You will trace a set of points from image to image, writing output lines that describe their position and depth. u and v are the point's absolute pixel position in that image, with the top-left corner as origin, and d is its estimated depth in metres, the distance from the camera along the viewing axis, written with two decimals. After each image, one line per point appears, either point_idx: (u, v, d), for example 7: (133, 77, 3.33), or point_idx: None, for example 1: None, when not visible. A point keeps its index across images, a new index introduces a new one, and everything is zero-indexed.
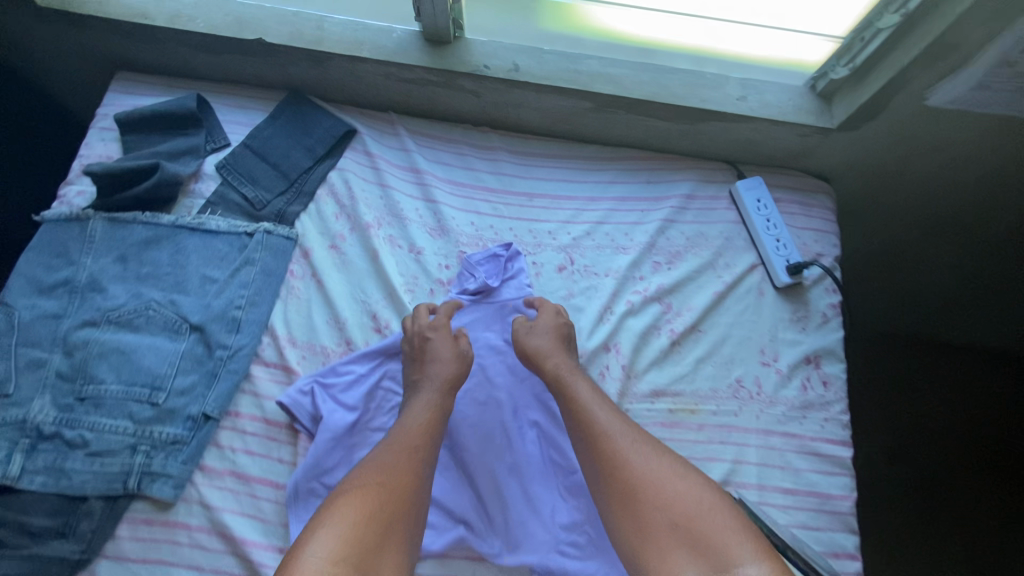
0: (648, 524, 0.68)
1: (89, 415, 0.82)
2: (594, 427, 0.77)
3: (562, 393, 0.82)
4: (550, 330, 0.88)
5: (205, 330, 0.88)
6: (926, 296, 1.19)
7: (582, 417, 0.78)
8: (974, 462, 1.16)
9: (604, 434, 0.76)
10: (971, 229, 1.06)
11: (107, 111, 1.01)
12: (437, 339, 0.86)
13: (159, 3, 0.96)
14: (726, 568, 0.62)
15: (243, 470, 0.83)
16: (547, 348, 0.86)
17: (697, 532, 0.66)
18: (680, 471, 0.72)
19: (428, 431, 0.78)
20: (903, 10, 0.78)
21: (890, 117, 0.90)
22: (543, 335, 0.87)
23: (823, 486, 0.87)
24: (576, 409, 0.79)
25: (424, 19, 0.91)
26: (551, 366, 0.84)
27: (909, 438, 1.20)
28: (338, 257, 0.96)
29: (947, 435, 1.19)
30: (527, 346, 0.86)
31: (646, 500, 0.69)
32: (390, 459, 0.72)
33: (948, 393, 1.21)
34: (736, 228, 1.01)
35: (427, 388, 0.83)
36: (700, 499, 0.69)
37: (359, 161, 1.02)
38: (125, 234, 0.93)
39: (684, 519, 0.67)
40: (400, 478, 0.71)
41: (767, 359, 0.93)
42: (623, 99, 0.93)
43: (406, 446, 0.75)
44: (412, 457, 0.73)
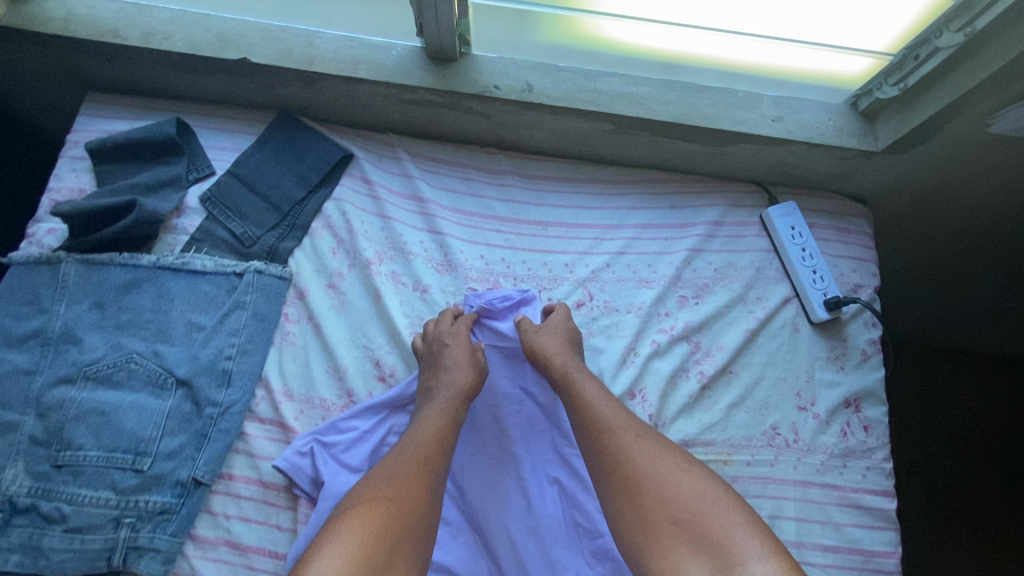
0: (648, 518, 0.62)
1: (67, 485, 0.74)
2: (597, 420, 0.71)
3: (566, 391, 0.75)
4: (557, 328, 0.82)
5: (193, 385, 0.80)
6: (960, 306, 1.17)
7: (583, 411, 0.72)
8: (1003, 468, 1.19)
9: (605, 428, 0.69)
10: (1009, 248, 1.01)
11: (78, 138, 0.92)
12: (456, 347, 0.79)
13: (132, 19, 0.87)
14: (730, 567, 0.56)
15: (238, 539, 0.76)
16: (556, 348, 0.79)
17: (700, 529, 0.59)
18: (683, 465, 0.66)
19: (444, 440, 0.71)
20: (967, 30, 0.69)
21: (942, 140, 0.82)
22: (552, 334, 0.81)
23: (866, 543, 0.81)
24: (578, 403, 0.73)
25: (427, 37, 0.82)
26: (557, 364, 0.77)
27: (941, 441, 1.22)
28: (336, 297, 0.88)
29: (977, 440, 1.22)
30: (532, 345, 0.80)
31: (646, 494, 0.63)
32: (400, 469, 0.66)
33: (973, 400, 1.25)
34: (768, 257, 0.94)
35: (440, 396, 0.76)
36: (704, 492, 0.62)
37: (357, 190, 0.93)
38: (102, 278, 0.84)
39: (686, 513, 0.61)
40: (413, 492, 0.64)
41: (804, 402, 0.86)
42: (649, 121, 0.86)
43: (419, 455, 0.68)
44: (424, 467, 0.67)
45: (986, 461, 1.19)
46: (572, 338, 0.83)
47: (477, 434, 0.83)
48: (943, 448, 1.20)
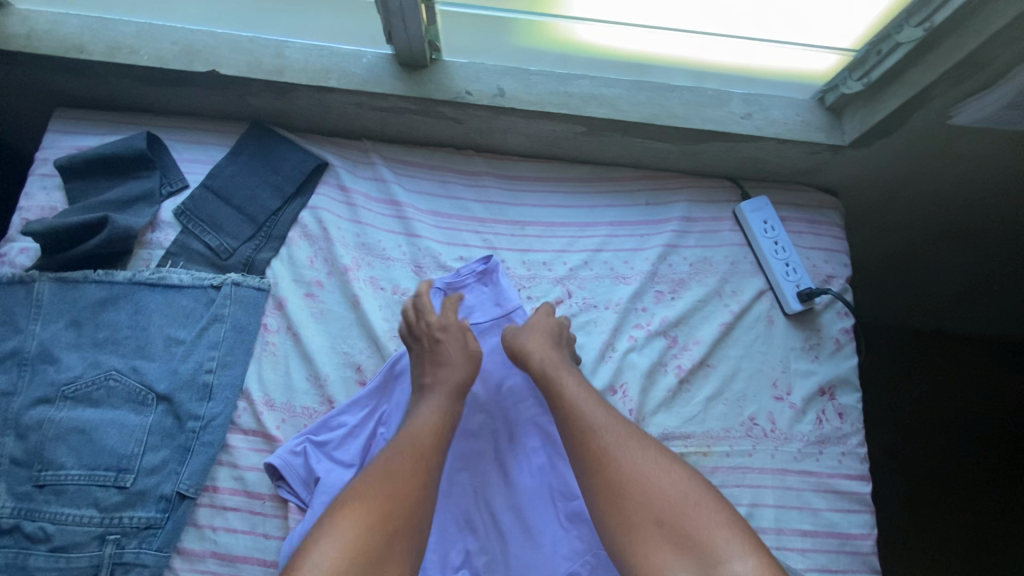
0: (632, 519, 0.62)
1: (50, 504, 0.74)
2: (581, 421, 0.70)
3: (548, 387, 0.76)
4: (544, 328, 0.82)
5: (174, 400, 0.80)
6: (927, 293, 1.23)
7: (569, 411, 0.72)
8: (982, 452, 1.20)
9: (589, 429, 0.69)
10: (970, 235, 1.07)
11: (47, 155, 0.91)
12: (449, 342, 0.81)
13: (97, 33, 0.86)
14: (714, 566, 0.57)
15: (226, 550, 0.76)
16: (539, 347, 0.80)
17: (684, 531, 0.60)
18: (666, 465, 0.66)
19: (440, 434, 0.72)
20: (927, 24, 0.71)
21: (906, 134, 0.84)
22: (533, 333, 0.82)
23: (843, 526, 0.83)
24: (561, 403, 0.73)
25: (397, 45, 0.83)
26: (536, 363, 0.78)
27: (919, 429, 1.24)
28: (315, 306, 0.88)
29: (955, 425, 1.23)
30: (514, 345, 0.81)
31: (631, 496, 0.63)
32: (398, 464, 0.67)
33: (953, 385, 1.27)
34: (741, 252, 0.95)
35: (436, 393, 0.77)
36: (688, 494, 0.63)
37: (332, 197, 0.93)
38: (77, 295, 0.84)
39: (670, 514, 0.62)
40: (408, 487, 0.65)
41: (780, 392, 0.88)
42: (621, 122, 0.87)
43: (415, 451, 0.69)
44: (422, 462, 0.68)
45: (971, 442, 1.22)
46: (560, 333, 0.83)
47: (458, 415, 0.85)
48: (922, 432, 1.23)
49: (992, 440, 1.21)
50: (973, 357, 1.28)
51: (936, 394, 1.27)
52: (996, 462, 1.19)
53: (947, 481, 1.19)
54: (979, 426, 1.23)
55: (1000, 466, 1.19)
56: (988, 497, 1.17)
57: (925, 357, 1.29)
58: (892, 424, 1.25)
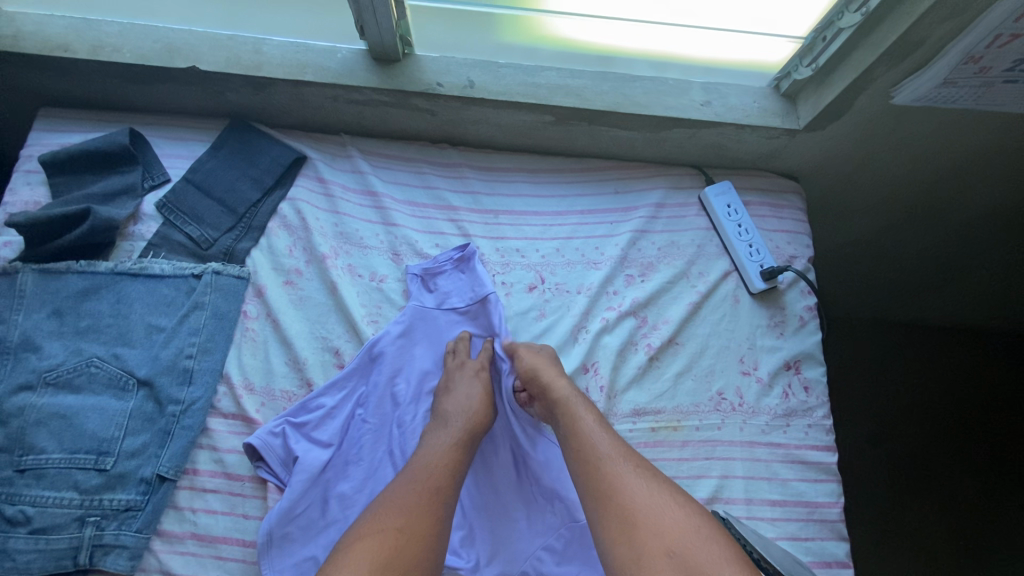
0: (642, 549, 0.59)
1: (30, 488, 0.75)
2: (595, 450, 0.70)
3: (562, 414, 0.76)
4: (541, 349, 0.85)
5: (155, 385, 0.82)
6: (883, 276, 1.37)
7: (582, 439, 0.72)
8: (935, 429, 1.40)
9: (603, 457, 0.69)
10: (920, 217, 1.17)
11: (31, 152, 0.94)
12: (462, 382, 0.83)
13: (81, 33, 0.89)
14: None
15: (205, 531, 0.77)
16: (548, 374, 0.80)
17: (693, 563, 0.58)
18: (678, 499, 0.64)
19: (452, 469, 0.71)
20: (863, 9, 0.75)
21: (856, 116, 0.89)
22: (536, 353, 0.84)
23: (811, 495, 0.85)
24: (575, 432, 0.73)
25: (369, 39, 0.86)
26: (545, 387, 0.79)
27: (886, 423, 1.40)
28: (294, 293, 0.91)
29: (911, 410, 1.42)
30: (524, 368, 0.82)
31: (642, 526, 0.61)
32: (412, 499, 0.66)
33: (903, 371, 1.46)
34: (707, 235, 0.99)
35: (442, 424, 0.77)
36: (698, 527, 0.61)
37: (311, 189, 0.97)
38: (60, 286, 0.86)
39: (681, 546, 0.59)
40: (424, 525, 0.64)
41: (747, 367, 0.91)
42: (585, 110, 0.91)
43: (429, 485, 0.68)
44: (436, 498, 0.67)
45: (926, 425, 1.40)
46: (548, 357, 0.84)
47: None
48: (890, 425, 1.40)
49: (935, 415, 1.41)
50: (909, 337, 1.49)
51: (893, 384, 1.44)
52: (948, 441, 1.39)
53: (914, 468, 1.36)
54: (927, 407, 1.42)
55: (955, 439, 1.39)
56: (946, 470, 1.36)
57: (878, 346, 1.48)
58: (863, 421, 1.41)
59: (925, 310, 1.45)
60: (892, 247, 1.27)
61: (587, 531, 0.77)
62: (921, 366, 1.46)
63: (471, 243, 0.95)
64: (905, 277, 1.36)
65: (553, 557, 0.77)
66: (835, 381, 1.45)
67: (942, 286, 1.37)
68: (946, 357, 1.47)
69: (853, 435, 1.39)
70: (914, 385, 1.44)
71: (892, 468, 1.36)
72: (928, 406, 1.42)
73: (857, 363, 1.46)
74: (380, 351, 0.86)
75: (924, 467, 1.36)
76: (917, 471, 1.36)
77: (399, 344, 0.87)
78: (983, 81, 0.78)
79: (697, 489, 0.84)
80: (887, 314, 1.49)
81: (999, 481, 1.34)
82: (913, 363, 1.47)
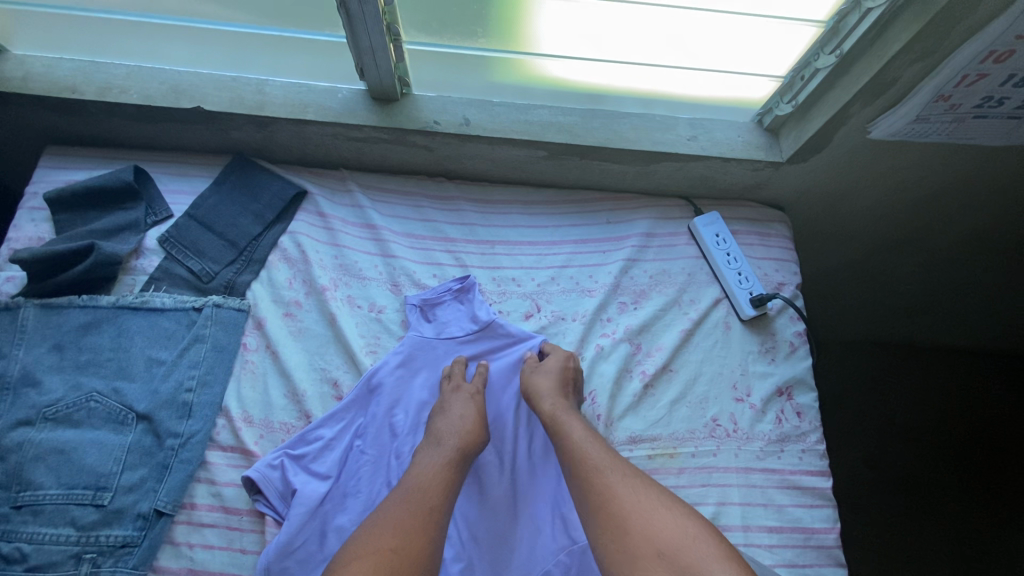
0: (635, 554, 0.60)
1: (27, 525, 0.74)
2: (585, 463, 0.71)
3: (553, 433, 0.77)
4: (557, 370, 0.85)
5: (154, 419, 0.82)
6: (870, 298, 1.41)
7: (573, 452, 0.73)
8: (931, 450, 1.41)
9: (593, 468, 0.69)
10: (906, 239, 1.21)
11: (36, 189, 0.96)
12: (457, 402, 0.83)
13: (90, 75, 0.93)
14: None
15: (202, 567, 0.76)
16: (549, 389, 0.82)
17: (683, 563, 0.59)
18: (665, 501, 0.65)
19: (447, 489, 0.72)
20: (838, 52, 0.80)
21: (836, 150, 0.93)
22: (546, 374, 0.85)
23: (807, 521, 0.86)
24: (566, 446, 0.74)
25: (368, 80, 0.90)
26: (546, 407, 0.80)
27: (881, 445, 1.42)
28: (293, 325, 0.92)
29: (906, 431, 1.44)
30: (528, 384, 0.84)
31: (633, 532, 0.62)
32: (408, 518, 0.66)
33: (895, 393, 1.48)
34: (698, 264, 1.02)
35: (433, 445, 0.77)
36: (687, 529, 0.62)
37: (311, 223, 0.99)
38: (61, 320, 0.87)
39: (671, 547, 0.60)
40: (418, 546, 0.64)
41: (740, 394, 0.93)
42: (577, 146, 0.95)
43: (423, 505, 0.68)
44: (429, 516, 0.67)
45: (921, 446, 1.42)
46: (571, 376, 0.86)
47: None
48: (885, 446, 1.42)
49: (930, 435, 1.43)
50: (898, 359, 1.53)
51: (886, 404, 1.47)
52: (945, 462, 1.40)
53: (912, 489, 1.37)
54: (921, 427, 1.44)
55: (951, 459, 1.40)
56: (944, 490, 1.37)
57: (866, 368, 1.51)
58: (858, 442, 1.42)
59: (912, 332, 1.49)
60: (880, 268, 1.31)
61: (585, 559, 0.77)
62: (912, 388, 1.49)
63: (470, 274, 0.97)
64: (892, 299, 1.40)
65: None
66: (828, 404, 1.47)
67: (928, 307, 1.41)
68: (935, 378, 1.50)
69: (849, 458, 1.40)
70: (907, 406, 1.47)
71: (890, 489, 1.37)
72: (924, 427, 1.44)
73: (847, 385, 1.49)
74: (378, 382, 0.87)
75: (923, 489, 1.37)
76: (916, 492, 1.36)
77: (397, 375, 0.89)
78: (954, 117, 0.82)
79: None
80: (875, 336, 1.52)
81: (998, 504, 1.35)
82: (905, 384, 1.49)
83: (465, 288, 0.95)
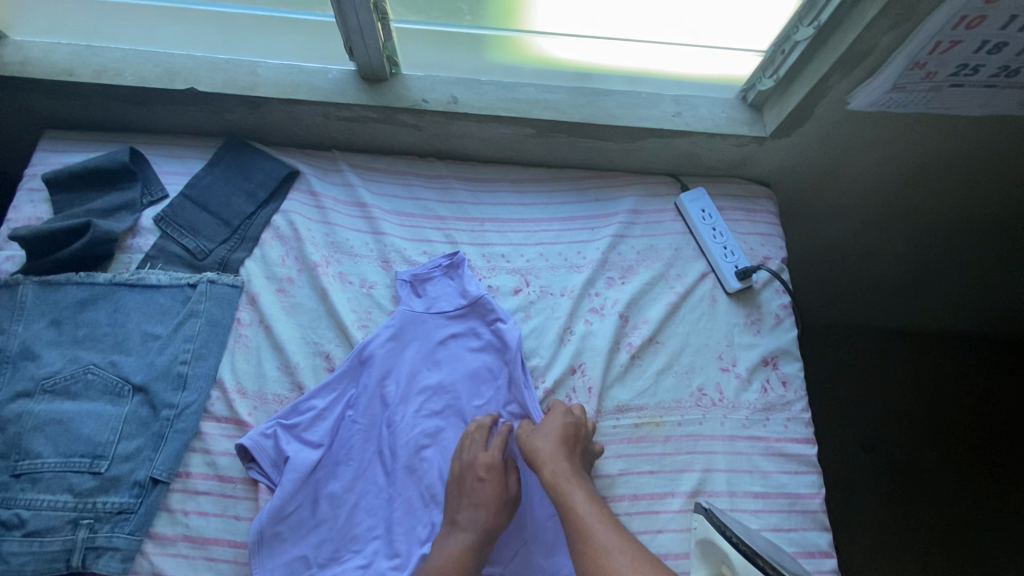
0: None
1: (26, 492, 0.76)
2: (591, 541, 0.68)
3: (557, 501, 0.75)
4: (558, 429, 0.82)
5: (150, 390, 0.84)
6: (860, 281, 1.42)
7: (579, 526, 0.71)
8: (922, 434, 1.44)
9: (598, 547, 0.67)
10: (891, 219, 1.22)
11: (35, 171, 0.98)
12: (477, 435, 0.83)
13: (86, 58, 0.95)
14: None
15: (197, 533, 0.78)
16: (549, 453, 0.79)
17: None
18: None
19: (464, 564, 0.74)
20: (815, 23, 0.82)
21: (819, 123, 0.94)
22: (547, 436, 0.81)
23: (792, 487, 0.87)
24: (571, 519, 0.72)
25: (357, 60, 0.92)
26: (546, 474, 0.77)
27: (874, 431, 1.45)
28: (286, 300, 0.94)
29: (897, 416, 1.47)
30: (529, 447, 0.81)
31: None
32: None
33: (885, 379, 1.51)
34: (684, 239, 1.03)
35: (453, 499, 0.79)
36: None
37: (303, 201, 1.01)
38: (59, 297, 0.89)
39: None
40: None
41: (726, 364, 0.94)
42: (564, 123, 0.97)
43: None
44: None
45: (913, 430, 1.45)
46: (575, 434, 0.83)
47: (423, 395, 0.87)
48: (878, 432, 1.45)
49: (921, 419, 1.46)
50: (885, 343, 1.56)
51: (877, 389, 1.50)
52: (937, 445, 1.43)
53: (906, 474, 1.40)
54: (912, 411, 1.47)
55: (944, 443, 1.44)
56: (937, 474, 1.40)
57: (855, 352, 1.54)
58: (852, 428, 1.45)
59: (899, 318, 1.53)
60: (869, 248, 1.32)
61: None
62: (902, 371, 1.52)
63: (460, 250, 0.99)
64: (881, 281, 1.42)
65: (541, 551, 0.80)
66: (821, 391, 1.49)
67: (917, 287, 1.42)
68: (924, 361, 1.53)
69: (844, 444, 1.43)
70: (898, 390, 1.50)
71: (884, 476, 1.40)
72: (914, 411, 1.47)
73: (843, 372, 1.51)
74: (370, 354, 0.88)
75: (916, 473, 1.40)
76: (910, 478, 1.40)
77: (388, 347, 0.89)
78: (931, 87, 0.84)
79: (679, 483, 0.86)
80: (863, 321, 1.55)
81: (994, 488, 1.39)
82: (893, 368, 1.52)
83: (456, 266, 0.96)
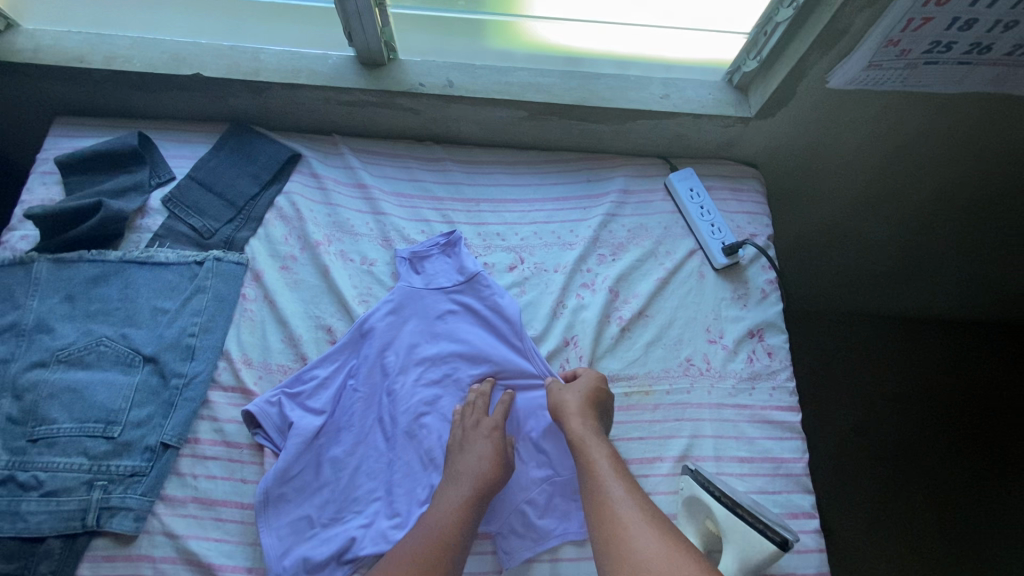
0: None
1: (43, 455, 0.80)
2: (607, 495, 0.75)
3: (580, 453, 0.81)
4: (588, 385, 0.86)
5: (160, 360, 0.88)
6: (846, 266, 1.46)
7: (597, 480, 0.77)
8: (910, 416, 1.48)
9: (614, 500, 0.74)
10: (875, 203, 1.26)
11: (47, 155, 1.02)
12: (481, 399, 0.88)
13: (96, 45, 0.99)
14: None
15: (205, 495, 0.82)
16: (578, 408, 0.83)
17: None
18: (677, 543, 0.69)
19: (463, 516, 0.77)
20: (794, 4, 0.86)
21: (801, 102, 0.97)
22: (575, 392, 0.85)
23: (776, 452, 0.91)
24: (592, 472, 0.78)
25: (356, 45, 0.96)
26: (574, 428, 0.82)
27: (864, 413, 1.48)
28: (289, 277, 0.98)
29: (886, 399, 1.50)
30: (558, 399, 0.85)
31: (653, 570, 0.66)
32: (425, 553, 0.73)
33: (872, 363, 1.55)
34: (673, 218, 1.07)
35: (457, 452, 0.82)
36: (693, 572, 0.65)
37: (305, 183, 1.05)
38: (71, 273, 0.93)
39: None
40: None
41: (714, 336, 0.98)
42: (555, 105, 1.00)
43: (440, 536, 0.75)
44: (444, 553, 0.73)
45: (901, 411, 1.48)
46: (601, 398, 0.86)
47: (421, 365, 0.91)
48: (868, 414, 1.48)
49: (909, 401, 1.50)
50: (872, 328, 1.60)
51: (865, 373, 1.53)
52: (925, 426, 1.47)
53: (896, 455, 1.43)
54: (900, 394, 1.51)
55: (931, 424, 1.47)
56: (926, 454, 1.44)
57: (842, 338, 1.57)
58: (841, 411, 1.48)
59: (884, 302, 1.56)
60: (855, 230, 1.35)
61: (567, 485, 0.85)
62: (889, 354, 1.56)
63: (456, 228, 1.02)
64: (866, 265, 1.45)
65: (536, 511, 0.84)
66: (811, 376, 1.53)
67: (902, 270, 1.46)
68: (909, 345, 1.57)
69: (835, 427, 1.46)
70: (885, 374, 1.53)
71: (874, 457, 1.43)
72: (902, 394, 1.51)
73: (832, 357, 1.55)
74: (370, 327, 0.92)
75: (905, 454, 1.44)
76: (900, 458, 1.43)
77: (388, 320, 0.93)
78: (907, 63, 0.87)
79: (667, 448, 0.89)
80: (849, 307, 1.59)
81: (982, 466, 1.42)
82: (880, 352, 1.56)
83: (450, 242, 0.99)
